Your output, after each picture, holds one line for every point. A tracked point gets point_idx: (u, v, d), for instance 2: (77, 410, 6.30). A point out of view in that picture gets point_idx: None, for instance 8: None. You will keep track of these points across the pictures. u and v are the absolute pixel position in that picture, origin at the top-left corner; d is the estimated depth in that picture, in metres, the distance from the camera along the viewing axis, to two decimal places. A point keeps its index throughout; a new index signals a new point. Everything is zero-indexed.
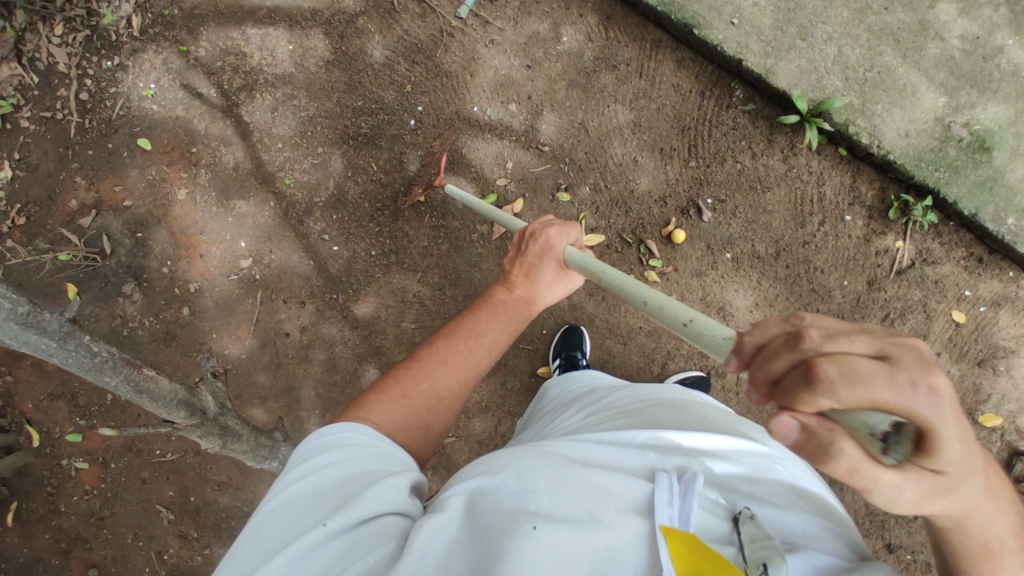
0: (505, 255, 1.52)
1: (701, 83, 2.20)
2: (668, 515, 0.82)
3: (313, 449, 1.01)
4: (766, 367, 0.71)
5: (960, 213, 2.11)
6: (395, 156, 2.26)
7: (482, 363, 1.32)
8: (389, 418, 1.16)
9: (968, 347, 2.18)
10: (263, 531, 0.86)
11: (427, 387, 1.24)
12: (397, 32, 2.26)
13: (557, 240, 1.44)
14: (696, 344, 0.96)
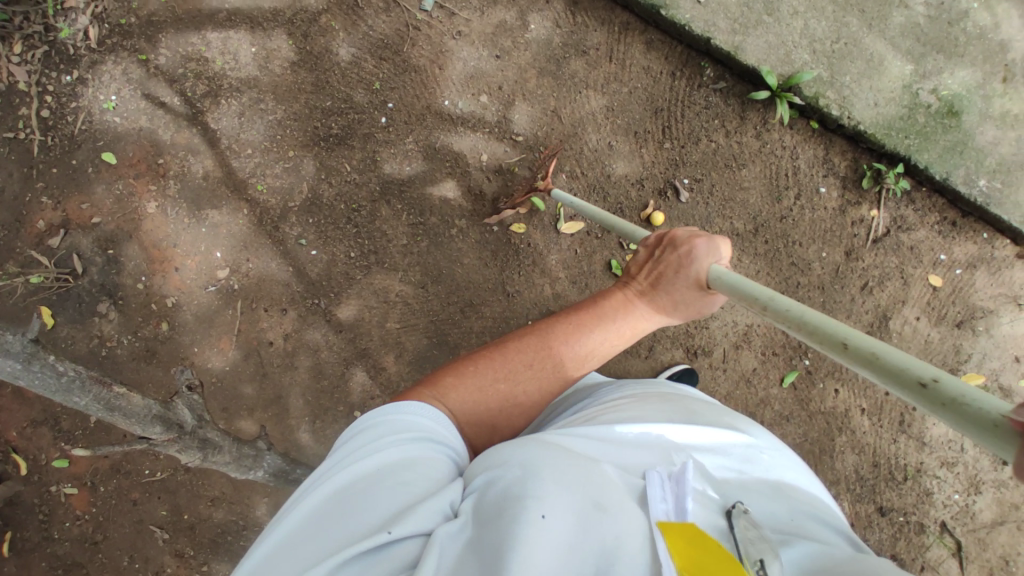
0: (635, 254, 1.46)
1: (672, 64, 2.19)
2: (662, 510, 0.88)
3: (374, 433, 1.02)
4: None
5: (932, 178, 2.14)
6: (369, 155, 2.22)
7: (567, 374, 1.35)
8: (465, 409, 1.22)
9: (946, 310, 2.22)
10: (313, 525, 0.87)
11: (505, 387, 1.28)
12: (362, 28, 2.21)
13: (700, 256, 1.33)
14: (930, 409, 0.77)
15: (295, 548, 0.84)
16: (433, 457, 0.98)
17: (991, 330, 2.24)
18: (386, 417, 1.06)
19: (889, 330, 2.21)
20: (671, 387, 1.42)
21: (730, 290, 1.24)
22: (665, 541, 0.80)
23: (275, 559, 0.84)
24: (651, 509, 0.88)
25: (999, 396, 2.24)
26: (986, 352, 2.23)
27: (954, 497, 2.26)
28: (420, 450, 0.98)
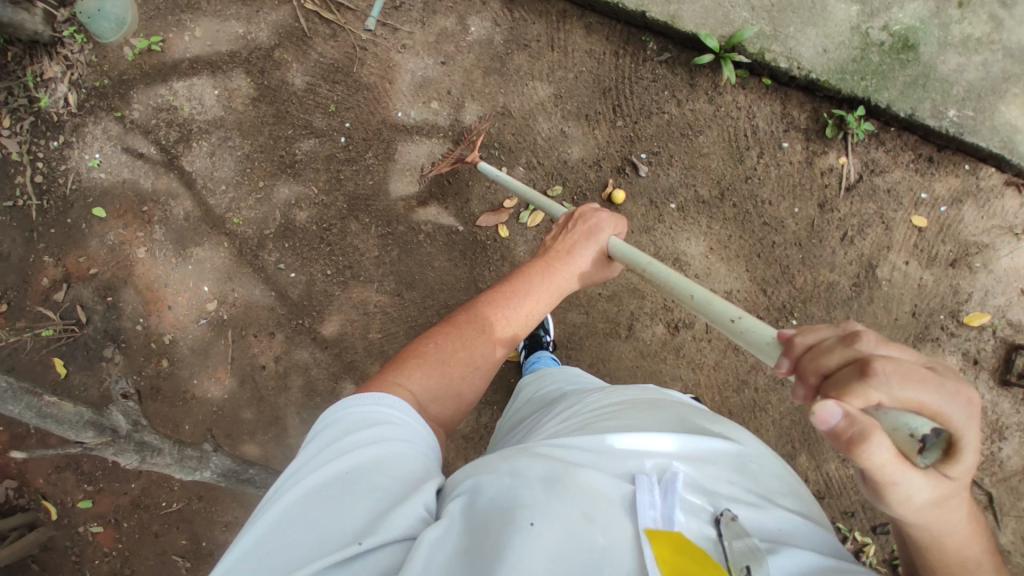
0: (545, 235, 1.63)
1: (614, 43, 2.20)
2: (652, 518, 0.85)
3: (342, 431, 1.03)
4: (814, 358, 0.79)
5: (896, 117, 2.07)
6: (333, 176, 2.31)
7: (515, 335, 1.43)
8: (426, 382, 1.25)
9: (937, 250, 2.12)
10: (291, 528, 0.88)
11: (464, 356, 1.33)
12: (312, 57, 2.31)
13: (603, 226, 1.57)
14: (740, 340, 1.07)
15: (265, 557, 0.85)
16: (402, 452, 1.00)
17: (990, 265, 2.13)
18: (350, 412, 1.06)
19: (877, 278, 2.13)
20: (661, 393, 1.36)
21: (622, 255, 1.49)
22: (655, 554, 0.79)
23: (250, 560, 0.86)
24: (640, 517, 0.85)
25: (1007, 332, 2.13)
26: (987, 289, 2.12)
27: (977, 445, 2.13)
28: (390, 449, 0.99)
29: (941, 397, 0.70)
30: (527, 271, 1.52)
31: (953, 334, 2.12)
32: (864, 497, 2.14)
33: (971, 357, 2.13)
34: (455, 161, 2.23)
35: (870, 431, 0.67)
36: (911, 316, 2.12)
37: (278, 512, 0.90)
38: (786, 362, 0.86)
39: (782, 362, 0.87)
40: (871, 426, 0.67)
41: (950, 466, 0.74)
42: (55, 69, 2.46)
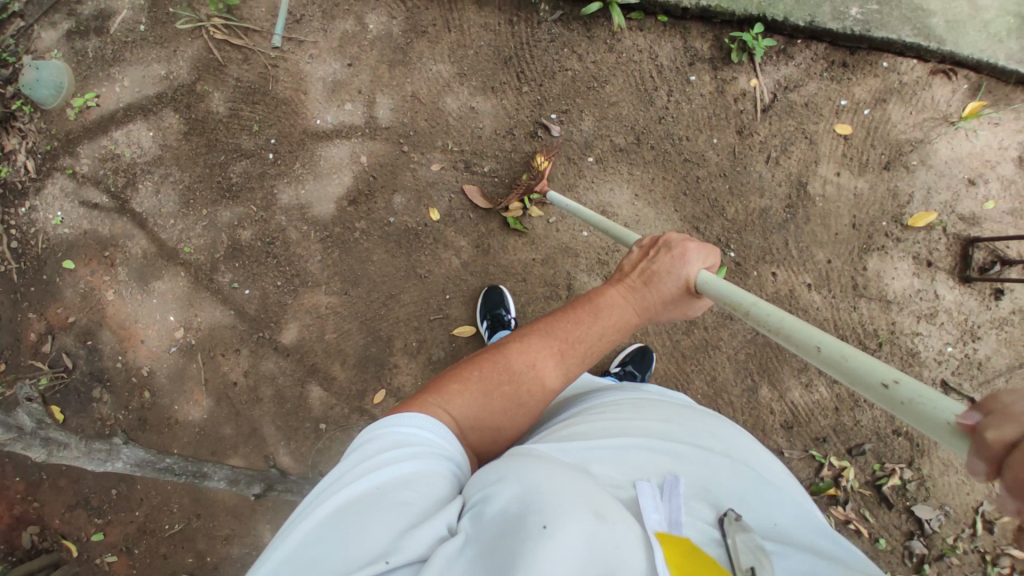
0: (625, 256, 1.39)
1: (507, 13, 2.24)
2: (656, 520, 0.89)
3: (373, 447, 0.98)
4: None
5: (797, 27, 2.05)
6: (267, 192, 2.40)
7: (568, 372, 1.27)
8: (467, 411, 1.16)
9: (867, 156, 2.06)
10: (310, 551, 0.84)
11: (510, 391, 1.21)
12: (230, 82, 2.42)
13: (692, 259, 1.26)
14: (902, 414, 0.80)
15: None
16: (432, 470, 0.96)
17: (928, 162, 2.05)
18: (375, 431, 1.02)
19: (810, 195, 2.09)
20: (638, 387, 1.41)
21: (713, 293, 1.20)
22: (664, 553, 0.79)
23: None
24: (645, 519, 0.88)
25: (959, 227, 2.04)
26: (929, 187, 2.04)
27: (948, 350, 2.04)
28: (415, 466, 0.95)
29: None
30: (593, 300, 1.34)
31: (899, 240, 2.05)
32: (834, 420, 2.13)
33: (924, 259, 2.05)
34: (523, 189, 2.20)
35: None
36: (851, 229, 2.07)
37: (298, 535, 0.87)
38: (983, 467, 0.63)
39: (974, 463, 0.64)
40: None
41: None
42: (12, 141, 2.64)
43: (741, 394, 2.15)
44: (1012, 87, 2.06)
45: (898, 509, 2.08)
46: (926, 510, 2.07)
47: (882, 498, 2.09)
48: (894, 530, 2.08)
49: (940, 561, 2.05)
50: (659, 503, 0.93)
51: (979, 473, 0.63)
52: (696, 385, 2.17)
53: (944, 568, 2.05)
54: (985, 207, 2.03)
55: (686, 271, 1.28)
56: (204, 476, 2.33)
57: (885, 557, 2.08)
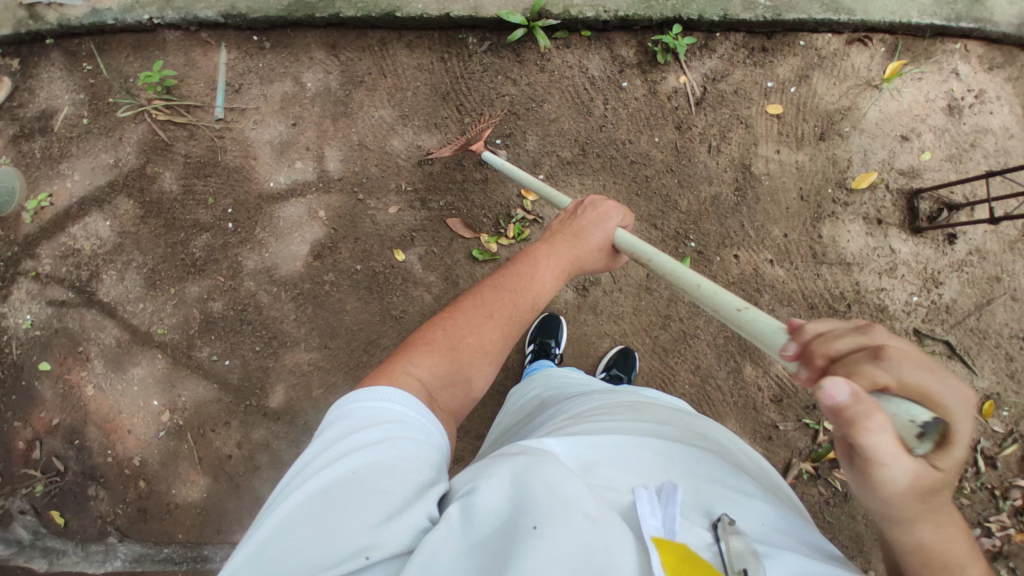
0: (553, 220, 1.58)
1: (437, 51, 2.30)
2: (654, 526, 0.85)
3: (349, 424, 1.00)
4: (826, 341, 0.78)
5: (713, 22, 2.14)
6: (233, 261, 2.40)
7: (522, 317, 1.36)
8: (435, 368, 1.20)
9: (801, 130, 2.15)
10: (290, 533, 0.83)
11: (474, 340, 1.28)
12: (179, 159, 2.43)
13: (608, 221, 1.51)
14: (745, 334, 1.00)
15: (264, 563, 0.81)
16: (412, 454, 0.96)
17: (860, 126, 2.13)
18: (357, 409, 1.03)
19: (755, 176, 2.16)
20: (633, 393, 1.42)
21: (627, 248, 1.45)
22: (661, 557, 0.78)
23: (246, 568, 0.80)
24: (641, 526, 0.85)
25: (901, 181, 2.12)
26: (865, 149, 2.13)
27: (914, 300, 2.10)
28: (400, 450, 0.95)
29: (940, 387, 0.71)
30: (532, 252, 1.47)
31: (847, 203, 2.13)
32: None
33: (874, 218, 2.12)
34: (460, 148, 2.23)
35: (873, 412, 0.67)
36: (801, 201, 2.14)
37: (280, 513, 0.86)
38: (793, 347, 0.84)
39: (788, 347, 0.85)
40: (870, 405, 0.67)
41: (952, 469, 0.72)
42: None
43: (727, 377, 2.18)
44: (925, 42, 2.16)
45: None
46: None
47: None
48: None
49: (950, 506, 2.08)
50: (657, 508, 0.90)
51: (789, 354, 0.84)
52: (683, 377, 2.20)
53: None
54: (922, 158, 2.11)
55: (604, 228, 1.52)
56: (205, 559, 2.36)
57: None
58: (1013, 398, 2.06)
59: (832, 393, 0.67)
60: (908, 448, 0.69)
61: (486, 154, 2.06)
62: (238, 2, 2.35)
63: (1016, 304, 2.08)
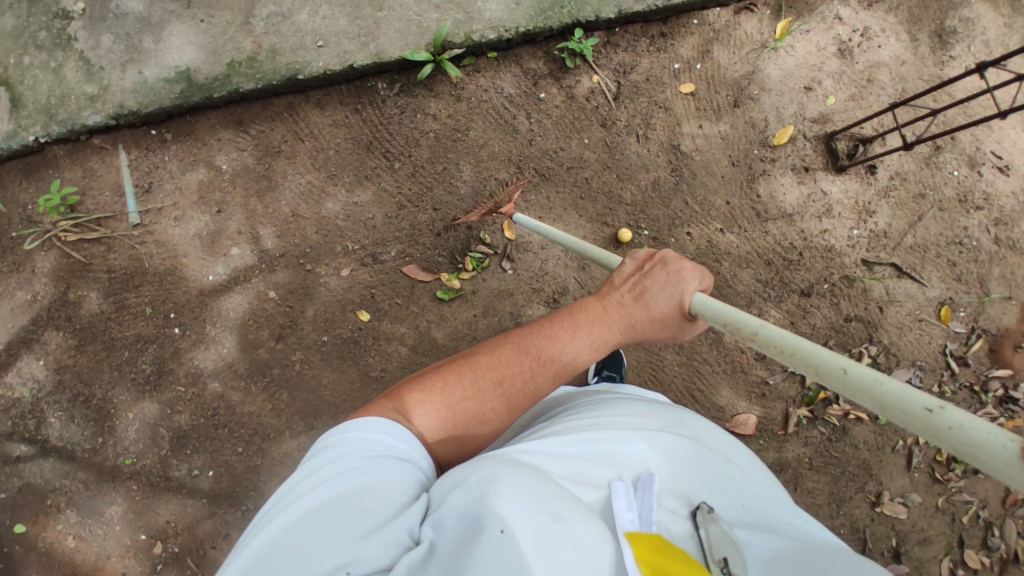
0: (618, 266, 1.39)
1: (349, 103, 2.23)
2: (629, 519, 0.94)
3: (339, 450, 1.05)
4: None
5: (611, 20, 2.20)
6: (191, 367, 2.25)
7: (533, 390, 1.28)
8: (426, 425, 1.19)
9: (716, 101, 2.24)
10: (281, 550, 0.92)
11: (473, 406, 1.23)
12: (104, 276, 2.26)
13: (687, 284, 1.28)
14: (937, 440, 0.82)
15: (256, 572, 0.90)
16: (396, 474, 1.02)
17: (767, 86, 2.25)
18: (343, 435, 1.08)
19: (686, 154, 2.23)
20: (615, 388, 1.47)
21: (715, 316, 1.20)
22: (636, 553, 0.85)
23: None
24: (617, 522, 0.93)
25: (816, 128, 2.25)
26: (778, 106, 2.24)
27: (855, 234, 2.24)
28: (384, 472, 1.01)
29: None
30: (578, 307, 1.33)
31: (775, 159, 2.24)
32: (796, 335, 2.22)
33: (801, 167, 2.24)
34: (486, 215, 2.20)
35: None
36: (733, 167, 2.24)
37: (274, 529, 0.94)
38: None
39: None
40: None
41: None
42: None
43: (710, 349, 2.25)
44: None
45: None
46: (905, 373, 2.20)
47: None
48: None
49: None
50: (633, 502, 0.98)
51: None
52: (670, 360, 2.25)
53: None
54: (829, 103, 2.25)
55: (680, 292, 1.28)
56: None
57: (890, 428, 2.25)
58: (963, 299, 2.23)
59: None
60: None
61: (518, 215, 2.03)
62: (126, 99, 2.17)
63: (944, 214, 2.24)
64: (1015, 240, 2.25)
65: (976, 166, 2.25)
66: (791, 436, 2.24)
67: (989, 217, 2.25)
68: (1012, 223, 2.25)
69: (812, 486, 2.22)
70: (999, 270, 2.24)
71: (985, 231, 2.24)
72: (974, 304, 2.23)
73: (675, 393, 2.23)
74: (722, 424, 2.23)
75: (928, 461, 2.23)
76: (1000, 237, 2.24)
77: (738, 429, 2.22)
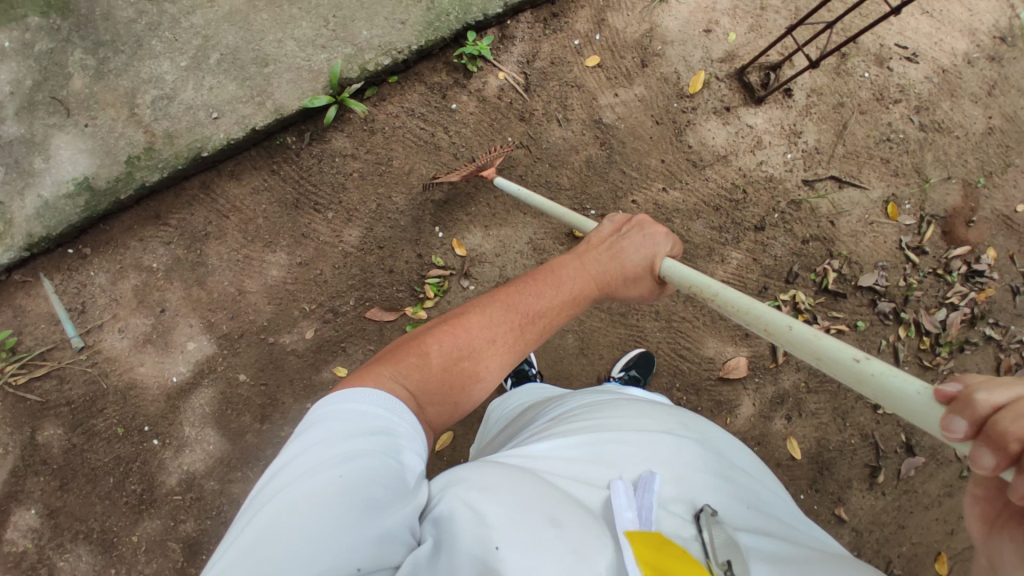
0: (595, 230, 1.50)
1: (264, 166, 2.15)
2: (629, 519, 0.93)
3: (329, 428, 0.99)
4: (1021, 417, 0.66)
5: (499, 14, 2.16)
6: (182, 473, 2.16)
7: (523, 345, 1.30)
8: (422, 382, 1.18)
9: (623, 66, 2.24)
10: (279, 535, 0.84)
11: (470, 364, 1.24)
12: (64, 410, 2.15)
13: (658, 249, 1.41)
14: (849, 381, 0.91)
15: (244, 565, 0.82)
16: (400, 460, 0.97)
17: (669, 39, 2.25)
18: (340, 409, 1.03)
19: (610, 126, 2.23)
20: (619, 390, 1.48)
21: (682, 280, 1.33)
22: (635, 553, 0.84)
23: (233, 568, 0.82)
24: (617, 523, 0.92)
25: (725, 67, 2.26)
26: (684, 56, 2.25)
27: (790, 157, 2.27)
28: (387, 456, 0.96)
29: None
30: (559, 265, 1.40)
31: (695, 107, 2.25)
32: (761, 270, 2.26)
33: (722, 108, 2.25)
34: (472, 174, 2.04)
35: None
36: (658, 126, 2.24)
37: (271, 513, 0.87)
38: (963, 423, 0.71)
39: (953, 421, 0.72)
40: None
41: None
42: None
43: (685, 306, 2.26)
44: None
45: (853, 294, 2.26)
46: (871, 278, 2.25)
47: (836, 296, 2.26)
48: (863, 310, 2.26)
49: (910, 303, 2.26)
50: (632, 501, 0.98)
51: (957, 431, 0.72)
52: (651, 327, 2.25)
53: (916, 307, 2.26)
54: (731, 40, 2.26)
55: (652, 254, 1.42)
56: None
57: (872, 331, 2.27)
58: (906, 191, 2.29)
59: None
60: None
61: (498, 181, 1.97)
62: (32, 227, 2.02)
63: (866, 116, 2.29)
64: (939, 122, 2.30)
65: (884, 62, 2.30)
66: (784, 366, 2.27)
67: (909, 107, 2.30)
68: (932, 106, 2.30)
69: (815, 407, 2.27)
70: (931, 155, 2.30)
71: (909, 121, 2.30)
72: (917, 193, 2.29)
73: (664, 358, 2.25)
74: (716, 374, 2.25)
75: (914, 353, 2.27)
76: (924, 123, 2.30)
77: (731, 374, 2.24)
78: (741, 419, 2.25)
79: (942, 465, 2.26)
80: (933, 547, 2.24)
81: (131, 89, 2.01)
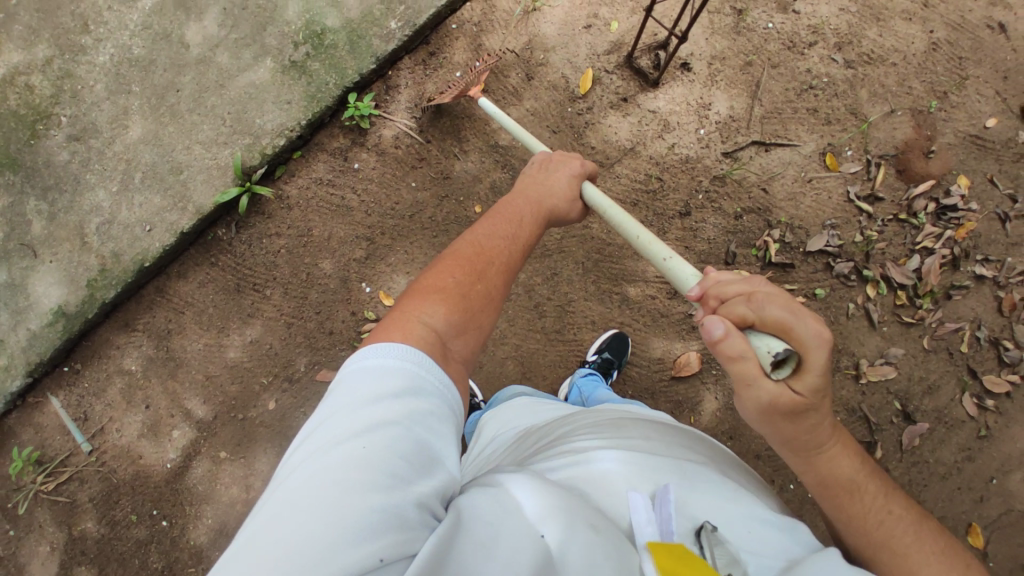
0: (521, 174, 1.57)
1: (203, 260, 2.34)
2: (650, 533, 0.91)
3: (353, 392, 0.92)
4: (723, 286, 1.02)
5: (375, 69, 2.24)
6: (188, 549, 2.33)
7: (515, 262, 1.29)
8: (449, 318, 1.12)
9: (509, 84, 2.22)
10: (297, 507, 0.76)
11: (483, 288, 1.20)
12: (84, 507, 2.40)
13: (573, 173, 1.54)
14: (670, 277, 1.25)
15: (264, 543, 0.74)
16: (428, 433, 0.90)
17: (550, 46, 2.21)
18: (359, 372, 0.96)
19: (508, 147, 2.22)
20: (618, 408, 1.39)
21: (596, 199, 1.52)
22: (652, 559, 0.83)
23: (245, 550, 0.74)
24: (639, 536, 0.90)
25: (614, 58, 2.18)
26: (568, 59, 2.20)
27: (703, 133, 2.13)
28: (414, 426, 0.89)
29: (798, 324, 0.90)
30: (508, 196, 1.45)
31: (591, 106, 2.18)
32: (697, 255, 2.10)
33: (619, 100, 2.17)
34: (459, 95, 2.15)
35: (738, 342, 0.93)
36: (556, 134, 2.18)
37: (288, 486, 0.81)
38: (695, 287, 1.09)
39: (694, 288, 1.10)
40: (737, 343, 0.93)
41: (807, 387, 0.92)
42: None
43: (622, 311, 2.17)
44: None
45: (804, 262, 2.06)
46: (819, 240, 2.04)
47: (784, 267, 2.06)
48: (819, 276, 2.05)
49: (872, 259, 2.03)
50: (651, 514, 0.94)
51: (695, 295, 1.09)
52: (590, 337, 2.17)
53: (881, 260, 2.03)
54: (614, 29, 2.19)
55: (570, 177, 1.53)
56: None
57: (836, 297, 2.04)
58: (843, 138, 2.09)
59: (710, 332, 0.94)
60: (766, 372, 0.93)
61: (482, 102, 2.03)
62: (29, 356, 2.34)
63: (779, 68, 2.13)
64: (867, 53, 2.11)
65: (787, 7, 2.14)
66: None
67: (828, 47, 2.12)
68: (856, 39, 2.11)
69: None
70: (866, 91, 2.10)
71: (830, 62, 2.11)
72: (856, 138, 2.08)
73: None
74: (669, 373, 2.14)
75: (891, 312, 2.01)
76: (850, 59, 2.11)
77: (684, 372, 2.12)
78: (707, 416, 2.10)
79: (953, 428, 1.95)
80: (961, 519, 1.90)
81: (79, 222, 2.28)
